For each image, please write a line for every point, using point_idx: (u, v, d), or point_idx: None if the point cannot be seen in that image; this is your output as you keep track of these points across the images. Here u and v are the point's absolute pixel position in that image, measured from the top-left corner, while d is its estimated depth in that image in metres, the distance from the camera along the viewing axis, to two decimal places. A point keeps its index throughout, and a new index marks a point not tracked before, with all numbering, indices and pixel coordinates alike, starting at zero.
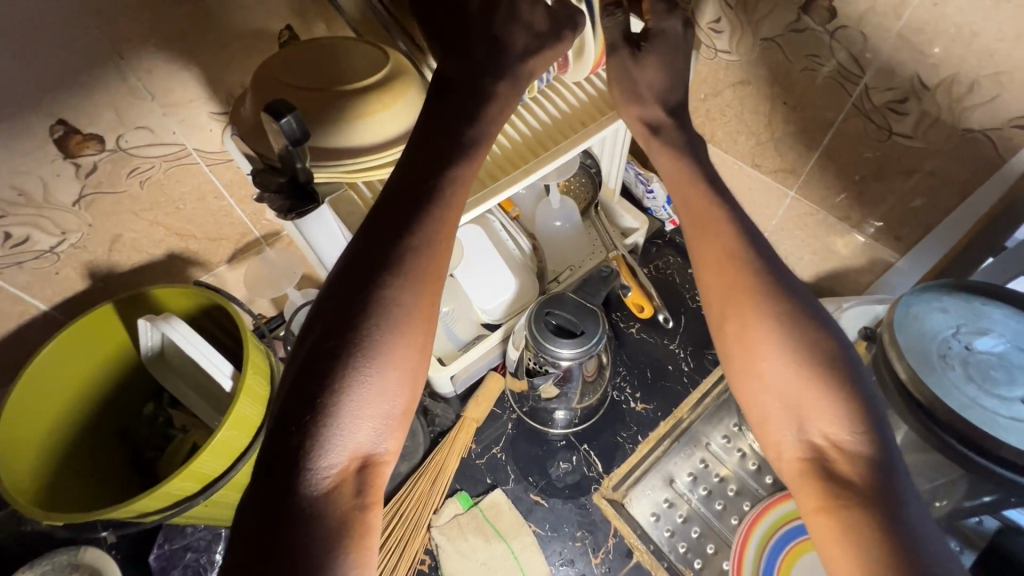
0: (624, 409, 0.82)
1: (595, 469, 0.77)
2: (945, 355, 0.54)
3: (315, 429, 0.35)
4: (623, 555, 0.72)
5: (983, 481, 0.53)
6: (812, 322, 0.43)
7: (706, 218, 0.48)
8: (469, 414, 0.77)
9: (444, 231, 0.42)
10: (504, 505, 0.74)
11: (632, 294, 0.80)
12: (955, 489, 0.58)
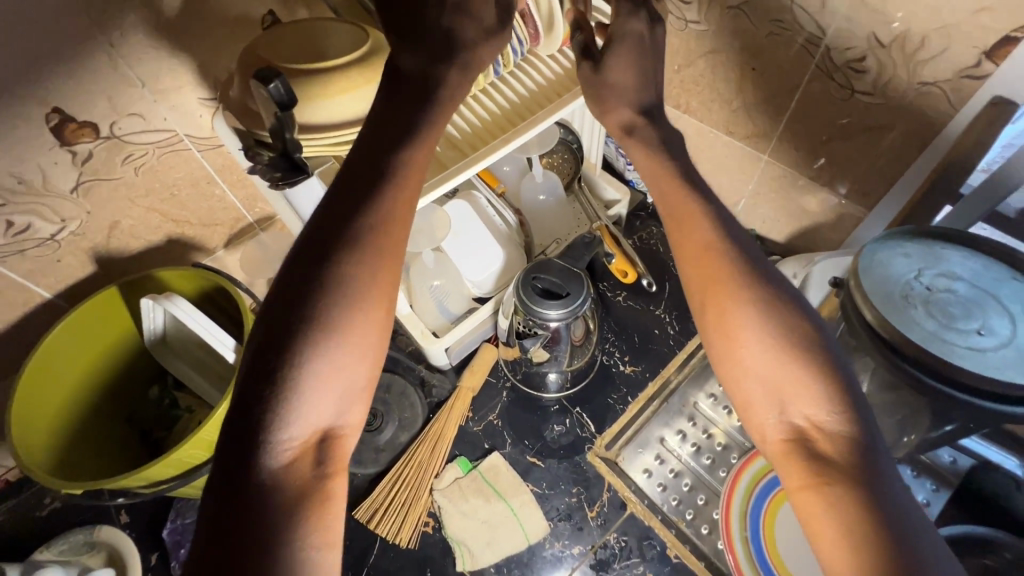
0: (614, 372, 0.85)
1: (588, 430, 0.80)
2: (907, 295, 0.57)
3: (270, 408, 0.39)
4: (618, 507, 0.75)
5: (948, 411, 0.57)
6: (786, 303, 0.46)
7: (683, 208, 0.50)
8: (465, 383, 0.81)
9: (397, 219, 0.44)
10: (503, 466, 0.77)
11: (616, 261, 0.82)
12: (920, 421, 0.62)
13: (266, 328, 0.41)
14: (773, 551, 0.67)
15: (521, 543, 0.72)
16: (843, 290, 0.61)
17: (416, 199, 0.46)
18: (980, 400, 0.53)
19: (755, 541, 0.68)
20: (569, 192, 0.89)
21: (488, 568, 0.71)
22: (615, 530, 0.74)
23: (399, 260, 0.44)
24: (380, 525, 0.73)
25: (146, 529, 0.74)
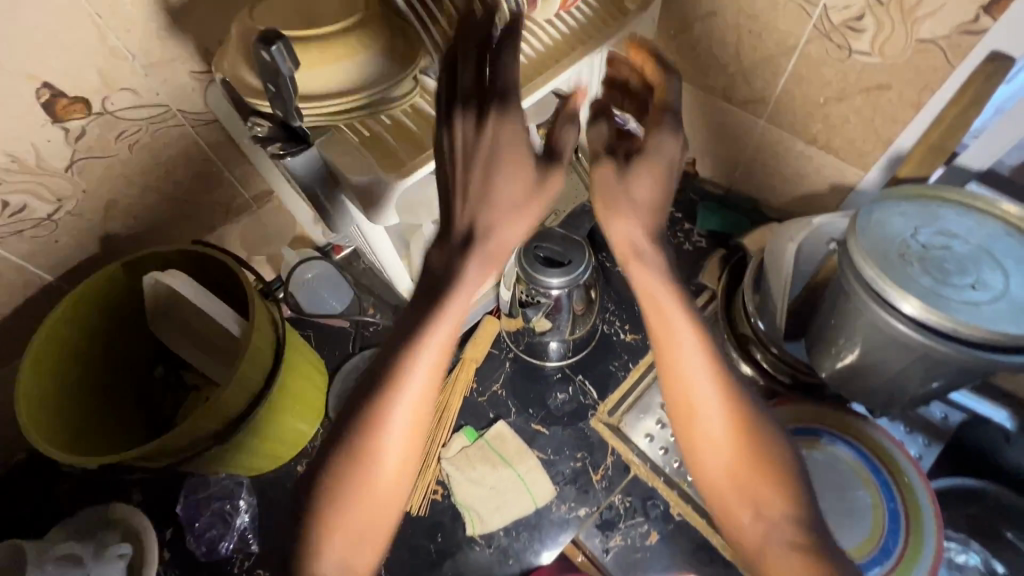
0: (614, 341, 0.86)
1: (590, 397, 0.82)
2: (904, 253, 0.58)
3: (302, 542, 0.47)
4: (622, 470, 0.77)
5: (941, 365, 0.58)
6: (772, 436, 0.51)
7: (670, 317, 0.53)
8: (469, 354, 0.82)
9: (402, 416, 0.47)
10: (508, 433, 0.79)
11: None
12: (910, 380, 0.64)
13: (307, 476, 0.48)
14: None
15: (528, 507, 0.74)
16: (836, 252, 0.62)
17: (417, 410, 0.47)
18: (979, 351, 0.53)
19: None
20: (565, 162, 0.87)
21: (498, 531, 0.74)
22: (620, 491, 0.76)
23: (404, 469, 0.47)
24: None
25: (163, 505, 0.77)
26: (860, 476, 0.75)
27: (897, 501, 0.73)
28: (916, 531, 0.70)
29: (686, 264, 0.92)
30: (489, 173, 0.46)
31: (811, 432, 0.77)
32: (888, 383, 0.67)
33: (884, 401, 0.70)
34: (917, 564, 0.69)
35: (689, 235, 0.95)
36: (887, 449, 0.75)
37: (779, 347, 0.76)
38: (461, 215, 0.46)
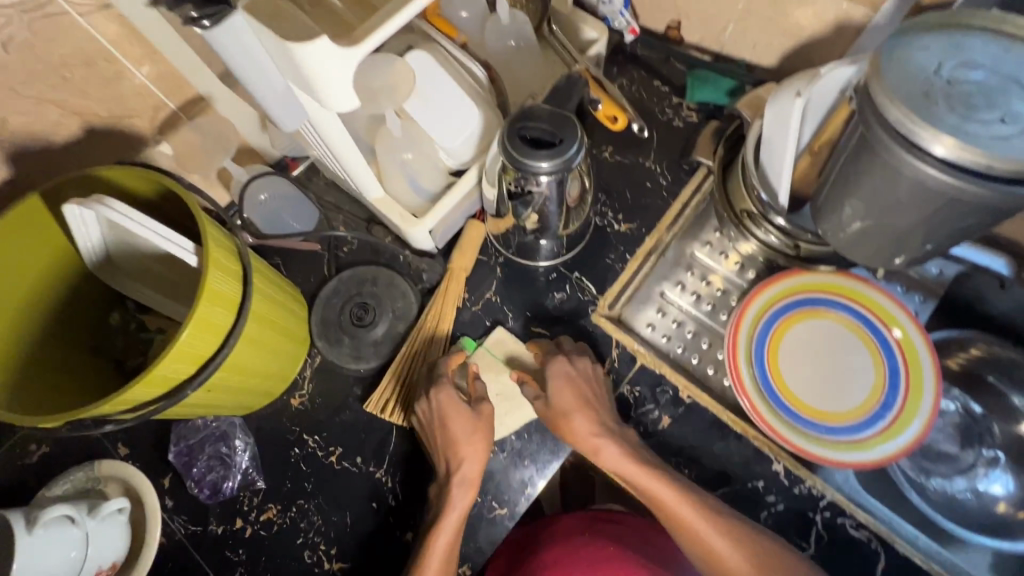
0: (608, 234, 0.81)
1: (589, 293, 0.78)
2: (929, 92, 0.51)
3: None
4: (629, 360, 0.76)
5: (970, 216, 0.53)
6: (724, 513, 0.63)
7: (651, 487, 0.64)
8: (456, 264, 0.76)
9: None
10: (508, 336, 0.75)
11: (603, 107, 0.75)
12: (919, 238, 0.60)
13: None
14: (778, 377, 0.73)
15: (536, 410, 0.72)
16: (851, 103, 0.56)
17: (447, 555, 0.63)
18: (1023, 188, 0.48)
19: (759, 370, 0.73)
20: (540, 39, 0.77)
21: (509, 436, 0.72)
22: (628, 381, 0.76)
23: None
24: (394, 415, 0.72)
25: (154, 456, 0.72)
26: (862, 338, 0.75)
27: (897, 356, 0.73)
28: (916, 382, 0.72)
29: (677, 143, 0.86)
30: (448, 440, 0.66)
31: (813, 302, 0.76)
32: (905, 247, 0.62)
33: (893, 263, 0.66)
34: (917, 410, 0.71)
35: (678, 110, 0.87)
36: (888, 310, 0.75)
37: (785, 219, 0.73)
38: (440, 461, 0.67)
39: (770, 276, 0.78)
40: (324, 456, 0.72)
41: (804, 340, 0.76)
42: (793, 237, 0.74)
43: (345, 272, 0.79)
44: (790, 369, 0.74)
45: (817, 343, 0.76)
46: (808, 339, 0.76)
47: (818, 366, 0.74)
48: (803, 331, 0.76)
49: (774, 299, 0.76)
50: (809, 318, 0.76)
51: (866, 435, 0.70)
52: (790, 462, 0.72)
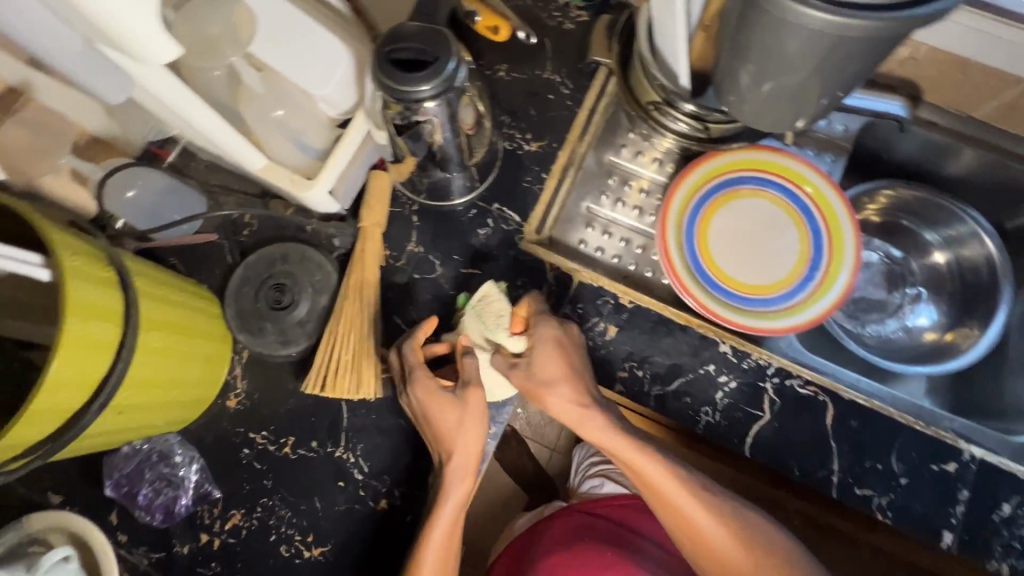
0: (519, 155, 0.77)
1: (512, 222, 0.75)
2: None
3: None
4: (564, 281, 0.73)
5: (857, 57, 0.53)
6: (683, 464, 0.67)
7: (625, 448, 0.65)
8: (368, 221, 0.71)
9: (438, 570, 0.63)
10: (495, 295, 0.69)
11: (481, 19, 0.68)
12: (819, 89, 0.59)
13: None
14: (710, 262, 0.74)
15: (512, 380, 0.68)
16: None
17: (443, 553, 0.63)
18: (896, 15, 0.47)
19: (691, 257, 0.73)
20: None
21: None
22: (570, 300, 0.73)
23: None
24: (338, 391, 0.67)
25: (91, 495, 0.67)
26: (785, 212, 0.76)
27: (818, 221, 0.75)
28: (836, 241, 0.75)
29: (573, 46, 0.81)
30: (435, 427, 0.63)
31: (736, 184, 0.77)
32: (804, 104, 0.62)
33: (799, 119, 0.66)
34: (841, 268, 0.73)
35: (566, 12, 0.82)
36: (807, 180, 0.76)
37: (693, 103, 0.71)
38: (432, 446, 0.65)
39: (688, 166, 0.78)
40: (278, 448, 0.69)
41: (731, 221, 0.76)
42: (703, 120, 0.73)
43: (250, 257, 0.73)
44: (721, 251, 0.75)
45: (745, 223, 0.76)
46: (735, 220, 0.76)
47: (748, 245, 0.75)
48: (729, 213, 0.76)
49: (696, 187, 0.76)
50: (733, 201, 0.77)
51: (800, 299, 0.72)
52: (735, 339, 0.70)
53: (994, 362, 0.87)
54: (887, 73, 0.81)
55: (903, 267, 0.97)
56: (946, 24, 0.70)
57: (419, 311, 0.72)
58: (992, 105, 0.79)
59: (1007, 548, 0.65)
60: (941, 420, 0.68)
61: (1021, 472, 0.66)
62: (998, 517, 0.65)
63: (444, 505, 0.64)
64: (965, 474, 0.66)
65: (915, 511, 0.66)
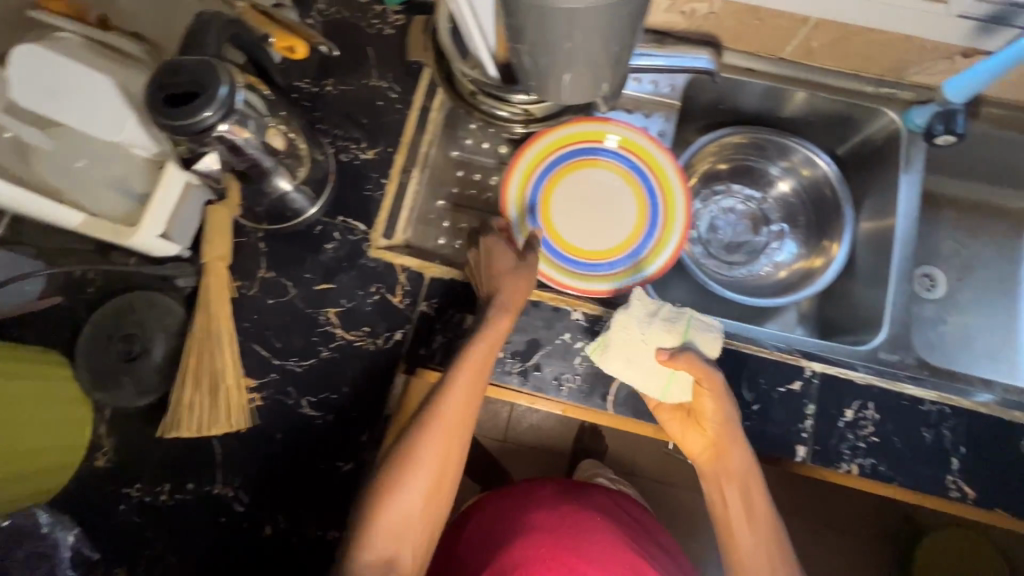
0: (356, 166, 0.78)
1: (359, 231, 0.76)
2: None
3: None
4: (417, 279, 0.74)
5: (622, 12, 0.55)
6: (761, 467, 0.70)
7: (732, 437, 0.68)
8: (209, 256, 0.71)
9: (447, 422, 0.65)
10: (713, 326, 0.69)
11: (276, 38, 0.68)
12: (593, 56, 0.62)
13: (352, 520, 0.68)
14: (549, 218, 0.79)
15: (668, 374, 0.67)
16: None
17: (460, 412, 0.65)
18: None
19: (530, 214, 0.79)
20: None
21: (330, 395, 0.71)
22: (425, 297, 0.74)
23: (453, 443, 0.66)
24: (202, 432, 0.66)
25: None
26: (632, 187, 0.80)
27: (658, 200, 0.79)
28: (669, 218, 0.79)
29: (395, 50, 0.82)
30: (489, 265, 0.70)
31: (589, 152, 0.80)
32: (601, 61, 0.64)
33: (597, 84, 0.69)
34: (666, 246, 0.78)
35: (384, 18, 0.83)
36: (657, 163, 0.80)
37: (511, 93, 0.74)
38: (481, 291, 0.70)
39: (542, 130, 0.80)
40: (154, 498, 0.68)
41: (576, 185, 0.80)
42: (522, 104, 0.76)
43: (94, 315, 0.71)
44: (560, 212, 0.79)
45: (592, 188, 0.80)
46: (582, 186, 0.80)
47: (591, 208, 0.80)
48: (577, 177, 0.80)
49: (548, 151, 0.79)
50: (585, 167, 0.80)
51: (623, 268, 0.78)
52: (585, 306, 0.73)
53: (846, 281, 0.93)
54: (696, 29, 0.85)
55: (762, 206, 1.02)
56: None
57: (278, 336, 0.73)
58: (794, 44, 0.84)
59: (854, 449, 0.70)
60: (798, 342, 0.77)
61: (857, 377, 0.72)
62: (843, 422, 0.70)
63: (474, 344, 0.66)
64: (809, 389, 0.71)
65: (769, 433, 0.71)
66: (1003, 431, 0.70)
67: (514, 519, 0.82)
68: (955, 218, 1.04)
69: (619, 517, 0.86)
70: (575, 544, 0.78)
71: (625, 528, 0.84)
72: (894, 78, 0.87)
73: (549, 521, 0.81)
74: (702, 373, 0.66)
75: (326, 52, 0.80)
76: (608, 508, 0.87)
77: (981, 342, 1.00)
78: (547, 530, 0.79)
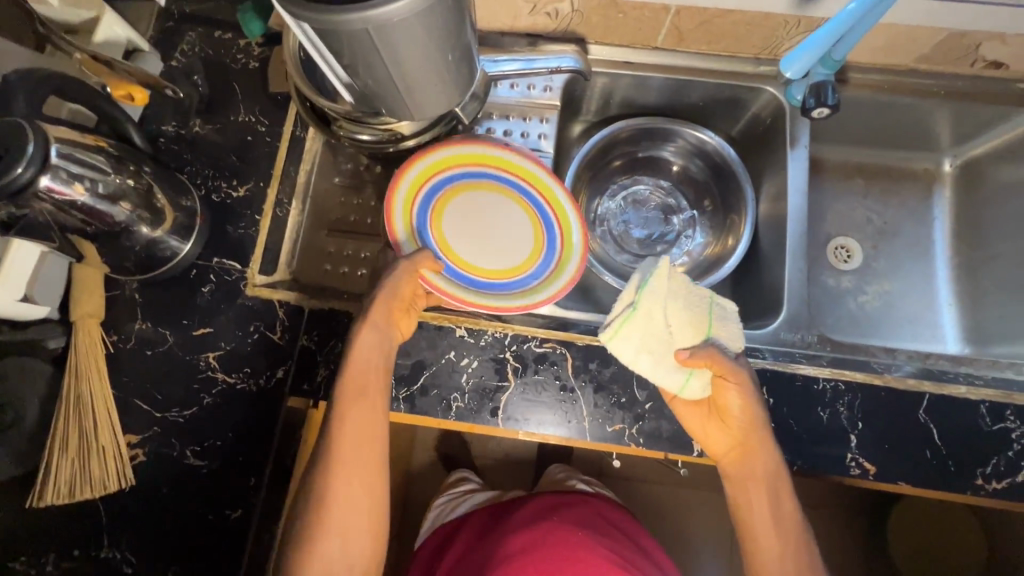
0: (229, 204, 0.77)
1: (235, 271, 0.75)
2: None
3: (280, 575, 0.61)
4: (297, 314, 0.73)
5: (438, 26, 0.56)
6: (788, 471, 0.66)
7: (758, 435, 0.64)
8: (77, 314, 0.69)
9: (350, 416, 0.63)
10: (732, 312, 0.65)
11: (112, 87, 0.72)
12: (424, 72, 0.61)
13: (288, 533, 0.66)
14: (438, 239, 0.74)
15: (686, 371, 0.63)
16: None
17: (359, 407, 0.63)
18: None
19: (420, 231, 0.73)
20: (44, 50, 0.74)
21: (214, 442, 0.69)
22: (305, 331, 0.72)
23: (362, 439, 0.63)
24: (74, 498, 0.65)
25: None
26: (529, 213, 0.78)
27: (556, 226, 0.77)
28: (568, 244, 0.77)
29: (261, 82, 0.81)
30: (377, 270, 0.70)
31: (483, 174, 0.77)
32: (441, 77, 0.64)
33: (448, 96, 0.69)
34: (567, 264, 0.76)
35: (248, 51, 0.82)
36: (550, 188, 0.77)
37: (369, 118, 0.71)
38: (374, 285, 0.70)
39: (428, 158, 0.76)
40: (40, 569, 0.66)
41: (470, 206, 0.77)
42: (383, 126, 0.74)
43: None
44: (453, 233, 0.75)
45: (487, 211, 0.77)
46: (472, 212, 0.76)
47: (486, 230, 0.76)
48: (472, 197, 0.77)
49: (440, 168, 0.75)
50: (480, 189, 0.77)
51: (522, 292, 0.73)
52: (468, 322, 0.73)
53: (752, 263, 0.92)
54: (565, 30, 0.85)
55: (672, 195, 1.00)
56: None
57: (158, 387, 0.71)
58: (664, 32, 0.83)
59: None
60: None
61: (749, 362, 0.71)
62: None
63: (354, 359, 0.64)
64: None
65: (664, 430, 0.70)
66: (898, 401, 0.69)
67: (492, 546, 0.73)
68: (864, 188, 1.01)
69: (606, 532, 0.75)
70: (560, 560, 0.68)
71: (611, 542, 0.73)
72: (770, 55, 0.86)
73: (528, 539, 0.71)
74: (727, 367, 0.62)
75: (171, 95, 0.78)
76: (594, 524, 0.76)
77: (902, 310, 0.95)
78: (528, 552, 0.69)
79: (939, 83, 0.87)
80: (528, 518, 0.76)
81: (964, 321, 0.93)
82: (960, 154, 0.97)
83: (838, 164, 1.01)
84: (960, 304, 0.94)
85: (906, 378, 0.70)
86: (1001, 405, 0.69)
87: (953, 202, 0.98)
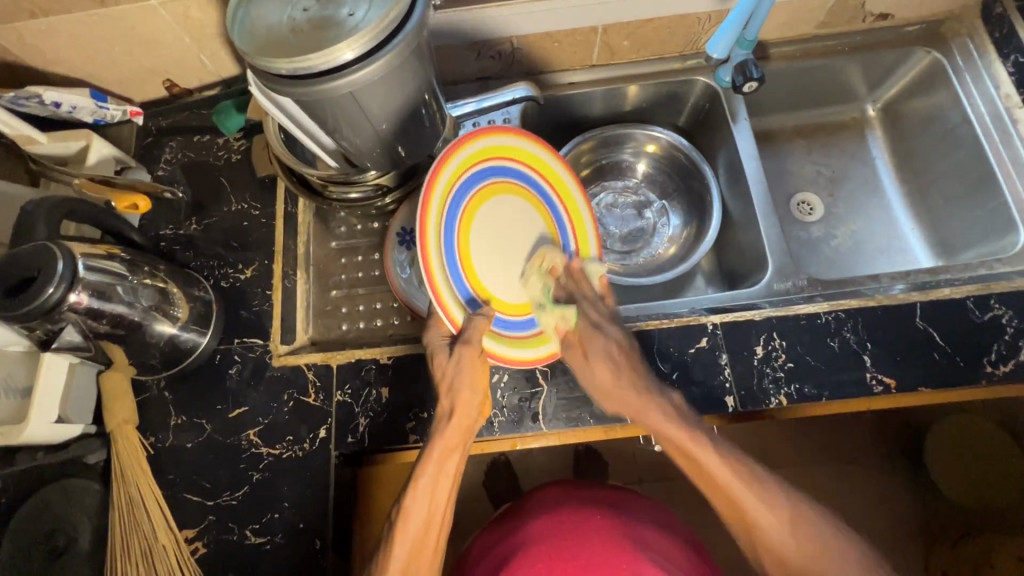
0: (239, 287, 0.81)
1: (257, 346, 0.78)
2: (297, 29, 0.56)
3: None
4: (327, 373, 0.75)
5: (411, 78, 0.62)
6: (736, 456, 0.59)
7: (657, 425, 0.61)
8: (113, 423, 0.70)
9: (424, 513, 0.55)
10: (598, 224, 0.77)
11: (116, 201, 0.77)
12: (405, 121, 0.68)
13: None
14: (464, 246, 0.61)
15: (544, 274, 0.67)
16: (261, 84, 0.59)
17: (426, 507, 0.56)
18: (394, 42, 0.56)
19: (457, 284, 0.58)
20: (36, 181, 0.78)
21: (271, 516, 0.70)
22: (338, 387, 0.74)
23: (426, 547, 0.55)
24: None
25: None
26: (550, 225, 0.70)
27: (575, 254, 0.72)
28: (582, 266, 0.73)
29: (245, 172, 0.87)
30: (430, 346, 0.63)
31: (501, 176, 0.66)
32: (416, 128, 0.71)
33: (426, 141, 0.75)
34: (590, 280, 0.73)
35: (229, 146, 0.88)
36: (573, 199, 0.74)
37: (358, 174, 0.77)
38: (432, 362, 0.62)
39: (454, 147, 0.60)
40: None
41: (494, 219, 0.65)
42: (372, 180, 0.79)
43: None
44: (482, 268, 0.62)
45: (502, 222, 0.66)
46: (495, 218, 0.65)
47: (505, 243, 0.65)
48: (491, 208, 0.65)
49: (469, 166, 0.62)
50: (503, 191, 0.66)
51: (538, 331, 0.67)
52: None
53: (729, 232, 0.98)
54: (511, 67, 0.95)
55: (640, 192, 1.07)
56: (510, 17, 0.84)
57: (205, 476, 0.72)
58: (597, 49, 0.93)
59: (777, 381, 0.73)
60: (693, 302, 0.81)
61: (754, 314, 0.76)
62: (757, 360, 0.74)
63: (421, 478, 0.56)
64: (716, 341, 0.75)
65: (696, 396, 0.73)
66: (896, 316, 0.75)
67: (509, 538, 0.70)
68: (806, 146, 1.11)
69: (623, 508, 0.72)
70: (571, 545, 0.65)
71: (637, 530, 0.68)
72: (693, 50, 0.96)
73: (545, 525, 0.68)
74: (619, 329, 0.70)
75: (170, 197, 0.84)
76: (614, 502, 0.73)
77: (871, 244, 1.03)
78: (544, 539, 0.66)
79: (841, 42, 0.98)
80: (543, 504, 0.74)
81: (929, 240, 1.01)
82: (877, 98, 1.08)
83: (777, 129, 1.11)
84: (921, 226, 1.02)
85: (895, 294, 0.76)
86: (985, 297, 0.75)
87: (885, 139, 1.08)
